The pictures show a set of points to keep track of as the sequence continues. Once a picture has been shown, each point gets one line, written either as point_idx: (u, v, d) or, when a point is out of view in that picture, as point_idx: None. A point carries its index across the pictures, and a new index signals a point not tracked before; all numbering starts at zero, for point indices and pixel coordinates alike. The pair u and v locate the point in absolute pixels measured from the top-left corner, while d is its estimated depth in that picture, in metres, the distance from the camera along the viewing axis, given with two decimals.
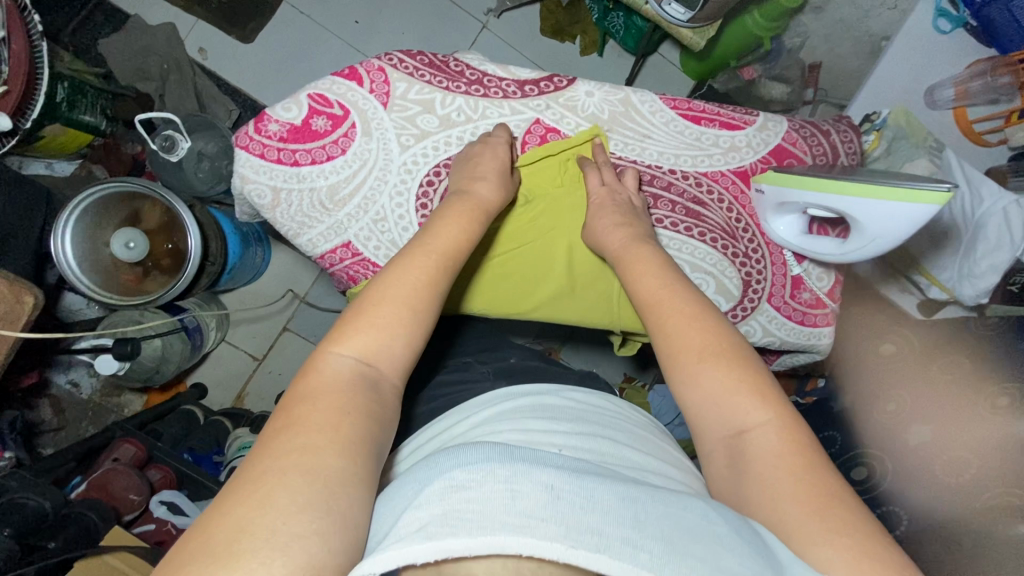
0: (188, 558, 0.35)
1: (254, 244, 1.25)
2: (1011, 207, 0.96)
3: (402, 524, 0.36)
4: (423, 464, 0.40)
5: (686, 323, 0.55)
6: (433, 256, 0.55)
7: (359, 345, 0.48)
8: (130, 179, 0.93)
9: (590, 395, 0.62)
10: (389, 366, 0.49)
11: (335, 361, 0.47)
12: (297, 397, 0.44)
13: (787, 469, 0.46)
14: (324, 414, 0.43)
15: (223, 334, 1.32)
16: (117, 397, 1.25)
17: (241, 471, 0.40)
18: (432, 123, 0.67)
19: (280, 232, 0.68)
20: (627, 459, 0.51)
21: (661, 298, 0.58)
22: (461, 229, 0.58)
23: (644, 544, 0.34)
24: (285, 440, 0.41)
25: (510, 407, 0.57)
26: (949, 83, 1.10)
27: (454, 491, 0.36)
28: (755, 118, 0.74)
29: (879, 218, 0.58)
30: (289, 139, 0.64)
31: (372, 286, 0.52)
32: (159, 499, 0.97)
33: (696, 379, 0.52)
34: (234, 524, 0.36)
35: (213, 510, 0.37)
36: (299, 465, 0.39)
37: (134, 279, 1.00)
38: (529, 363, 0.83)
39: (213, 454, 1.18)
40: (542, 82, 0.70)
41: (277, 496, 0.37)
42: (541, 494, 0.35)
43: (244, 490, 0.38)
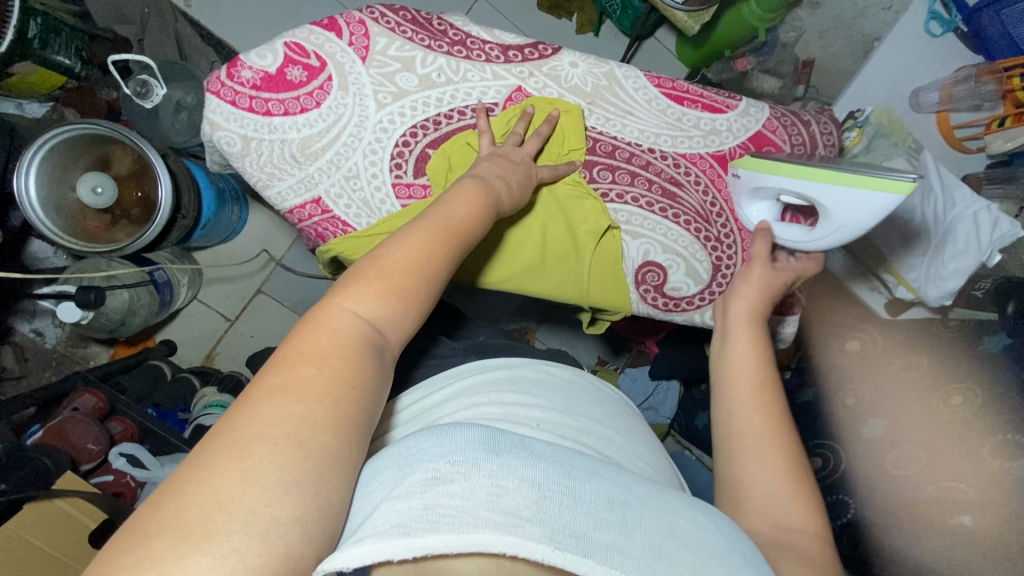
0: (156, 529, 0.32)
1: (230, 201, 1.22)
2: (982, 211, 0.94)
3: (380, 517, 0.35)
4: (404, 452, 0.39)
5: (761, 407, 0.54)
6: (443, 228, 0.51)
7: (373, 307, 0.44)
8: (100, 123, 0.91)
9: (565, 371, 0.63)
10: (395, 332, 0.46)
11: (346, 318, 0.43)
12: (299, 354, 0.40)
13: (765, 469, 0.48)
14: (327, 382, 0.39)
15: (194, 293, 1.30)
16: (82, 348, 1.24)
17: (225, 431, 0.36)
18: (412, 82, 0.65)
19: (249, 182, 0.67)
20: (601, 436, 0.52)
21: (753, 370, 0.58)
22: (468, 207, 0.54)
23: (631, 554, 0.34)
24: (277, 405, 0.37)
25: (494, 380, 0.57)
26: (934, 86, 1.12)
27: (437, 485, 0.35)
28: (738, 103, 0.74)
29: (844, 210, 0.59)
30: (262, 87, 0.62)
31: (391, 241, 0.49)
32: (119, 450, 0.96)
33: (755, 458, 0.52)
34: (211, 497, 0.33)
35: (189, 473, 0.34)
36: (292, 437, 0.36)
37: (101, 227, 0.97)
38: (499, 341, 0.83)
39: (177, 411, 1.19)
40: (527, 48, 0.69)
41: (261, 471, 0.34)
42: (526, 494, 0.35)
43: (230, 457, 0.34)
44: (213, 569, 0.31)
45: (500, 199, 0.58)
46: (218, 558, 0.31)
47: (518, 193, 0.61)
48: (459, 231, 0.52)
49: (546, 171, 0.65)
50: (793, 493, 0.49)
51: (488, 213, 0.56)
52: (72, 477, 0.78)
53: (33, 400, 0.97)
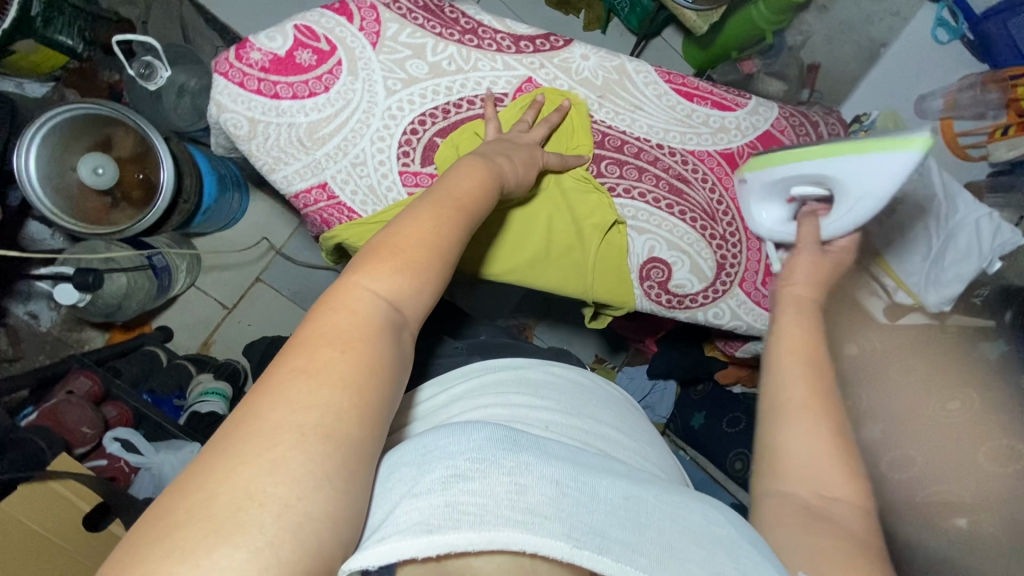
0: (185, 519, 0.31)
1: (231, 188, 1.21)
2: (984, 218, 0.94)
3: (401, 515, 0.35)
4: (421, 450, 0.40)
5: (813, 390, 0.53)
6: (454, 204, 0.49)
7: (390, 286, 0.43)
8: (103, 103, 0.90)
9: (571, 371, 0.63)
10: (415, 314, 0.44)
11: (363, 297, 0.41)
12: (319, 337, 0.39)
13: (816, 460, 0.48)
14: (351, 365, 0.38)
15: (192, 280, 1.29)
16: (77, 332, 1.22)
17: (249, 418, 0.35)
18: (422, 70, 0.65)
19: (255, 166, 0.65)
20: (608, 437, 0.52)
21: (808, 353, 0.56)
22: (482, 184, 0.53)
23: (643, 550, 0.35)
24: (301, 390, 0.36)
25: (499, 380, 0.57)
26: (939, 93, 1.14)
27: (457, 482, 0.35)
28: (746, 101, 0.74)
29: (848, 175, 0.58)
30: (271, 70, 0.61)
31: (407, 216, 0.47)
32: (113, 435, 0.96)
33: (807, 444, 0.51)
34: (242, 488, 0.32)
35: (215, 462, 0.33)
36: (319, 427, 0.35)
37: (101, 208, 0.96)
38: (500, 339, 0.83)
39: (173, 397, 1.19)
40: (539, 39, 0.69)
41: (290, 462, 0.33)
42: (544, 491, 0.36)
43: (257, 446, 0.33)
44: (246, 562, 0.30)
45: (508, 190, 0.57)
46: (251, 552, 0.30)
47: (528, 186, 0.61)
48: (476, 213, 0.51)
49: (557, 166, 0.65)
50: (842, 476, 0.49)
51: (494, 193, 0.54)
52: (68, 459, 0.77)
53: (26, 381, 0.95)
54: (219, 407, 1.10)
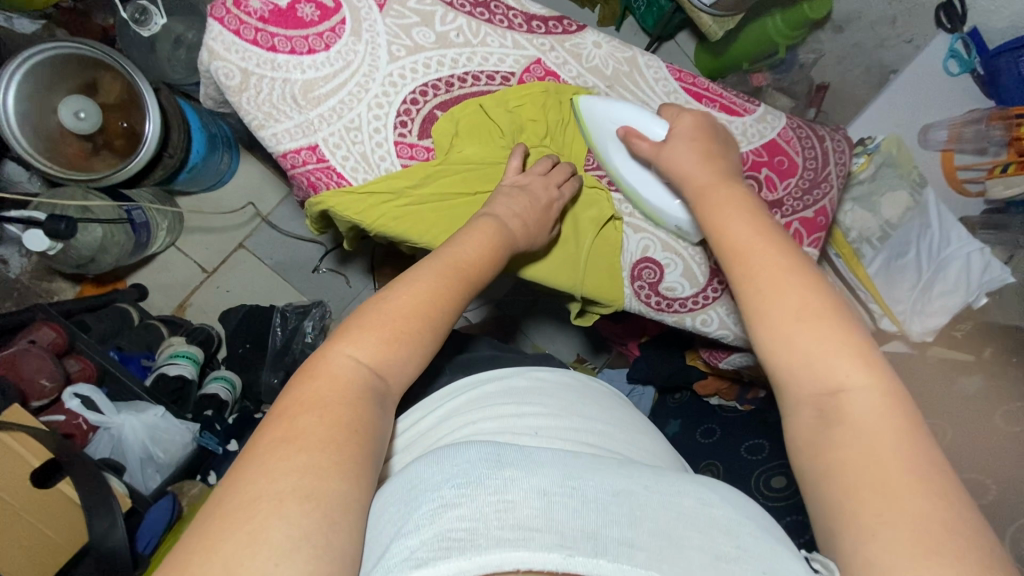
0: None
1: (221, 148, 1.18)
2: (975, 254, 0.93)
3: (393, 555, 0.33)
4: (408, 485, 0.39)
5: (787, 281, 0.47)
6: (454, 268, 0.51)
7: (373, 351, 0.44)
8: (90, 43, 0.86)
9: (558, 374, 0.61)
10: (399, 381, 0.45)
11: (345, 364, 0.42)
12: (301, 403, 0.40)
13: (801, 334, 0.45)
14: (329, 428, 0.38)
15: (173, 238, 1.26)
16: (47, 282, 1.18)
17: (230, 492, 0.35)
18: (428, 39, 0.63)
19: (244, 122, 0.61)
20: (604, 437, 0.51)
21: (755, 247, 0.49)
22: (478, 246, 0.54)
23: (640, 542, 0.34)
24: (279, 459, 0.36)
25: (487, 395, 0.55)
26: (944, 124, 1.13)
27: (444, 513, 0.34)
28: (756, 108, 0.73)
29: (609, 114, 0.64)
30: (270, 21, 0.59)
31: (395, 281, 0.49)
32: (73, 391, 0.92)
33: (793, 351, 0.45)
34: (221, 565, 0.31)
35: (195, 541, 0.33)
36: (298, 490, 0.35)
37: (80, 154, 0.91)
38: (485, 353, 0.77)
39: (141, 357, 1.14)
40: (551, 21, 0.67)
41: (268, 531, 0.33)
42: (533, 503, 0.35)
43: (235, 520, 0.33)
44: None
45: (513, 240, 0.58)
46: None
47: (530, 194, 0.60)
48: (470, 273, 0.52)
49: (557, 170, 0.64)
50: (830, 340, 0.44)
51: (501, 254, 0.56)
52: (21, 411, 0.73)
53: None
54: (189, 371, 1.08)
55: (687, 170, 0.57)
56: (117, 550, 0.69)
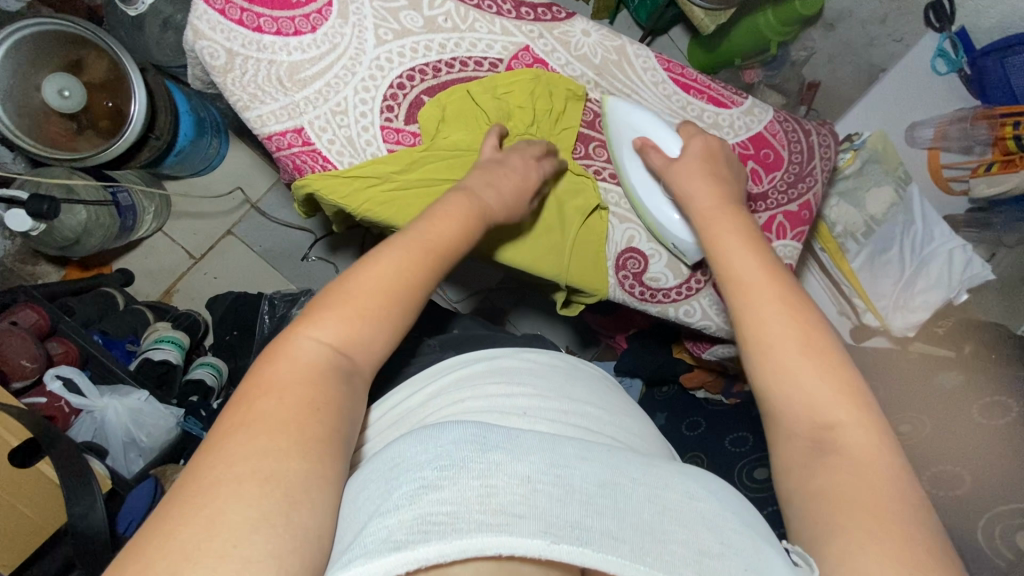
0: None
1: (209, 133, 1.17)
2: (957, 250, 0.96)
3: (370, 533, 0.33)
4: (390, 463, 0.39)
5: (795, 312, 0.47)
6: (423, 246, 0.49)
7: (334, 331, 0.44)
8: (76, 21, 0.85)
9: (545, 355, 0.61)
10: (365, 359, 0.45)
11: (307, 346, 0.42)
12: (263, 387, 0.40)
13: (810, 363, 0.45)
14: (291, 411, 0.38)
15: (159, 224, 1.25)
16: (31, 265, 1.17)
17: (190, 476, 0.34)
18: (416, 22, 0.62)
19: (229, 104, 0.61)
20: (591, 421, 0.51)
21: (765, 279, 0.50)
22: (452, 224, 0.52)
23: (623, 535, 0.34)
24: (236, 444, 0.36)
25: (473, 375, 0.55)
26: (931, 122, 1.13)
27: (424, 494, 0.34)
28: (743, 101, 0.73)
29: (631, 119, 0.65)
30: (256, 1, 0.58)
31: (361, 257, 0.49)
32: (56, 372, 0.91)
33: (794, 377, 0.45)
34: (178, 550, 0.31)
35: (152, 531, 0.32)
36: (257, 473, 0.35)
37: (65, 134, 0.90)
38: (475, 333, 0.79)
39: (126, 342, 1.14)
40: (540, 9, 0.67)
41: (230, 513, 0.32)
42: (517, 486, 0.35)
43: (190, 504, 0.33)
44: None
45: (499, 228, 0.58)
46: None
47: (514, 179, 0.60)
48: (436, 249, 0.50)
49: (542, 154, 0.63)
50: (833, 375, 0.45)
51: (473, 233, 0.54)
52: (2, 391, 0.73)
53: None
54: (174, 356, 1.07)
55: (692, 193, 0.59)
56: (97, 529, 0.68)
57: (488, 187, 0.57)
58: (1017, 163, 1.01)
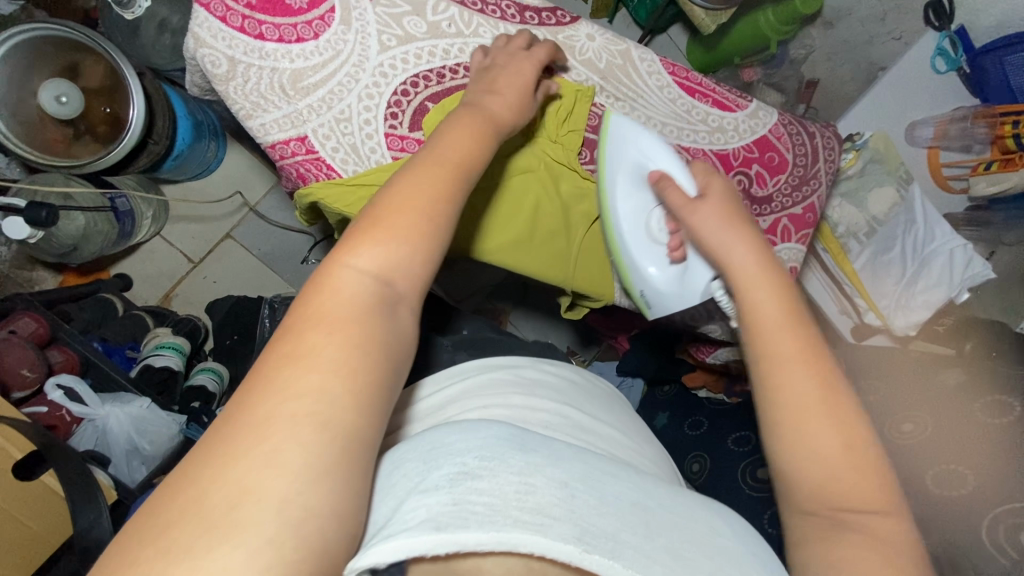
0: (181, 517, 0.30)
1: (207, 136, 1.16)
2: (958, 249, 0.96)
3: (408, 511, 0.34)
4: (428, 447, 0.39)
5: (821, 388, 0.44)
6: (451, 168, 0.45)
7: (375, 259, 0.40)
8: (73, 26, 0.84)
9: (563, 369, 0.62)
10: (410, 284, 0.41)
11: (349, 276, 0.39)
12: (307, 320, 0.37)
13: (832, 442, 0.43)
14: (339, 350, 0.36)
15: (157, 229, 1.24)
16: (27, 271, 1.15)
17: (244, 408, 0.34)
18: (419, 28, 0.62)
19: (231, 112, 0.60)
20: (610, 439, 0.52)
21: (794, 351, 0.45)
22: (466, 141, 0.48)
23: (655, 556, 0.34)
24: (286, 378, 0.34)
25: (499, 377, 0.56)
26: (931, 121, 1.12)
27: (467, 481, 0.35)
28: (747, 104, 0.73)
29: (644, 147, 0.62)
30: (257, 8, 0.58)
31: (394, 178, 0.44)
32: (56, 381, 0.91)
33: (816, 457, 0.43)
34: (235, 485, 0.31)
35: (205, 462, 0.32)
36: (313, 415, 0.33)
37: (62, 140, 0.89)
38: (485, 334, 0.79)
39: (126, 348, 1.13)
40: (544, 13, 0.67)
41: (284, 453, 0.32)
42: (554, 492, 0.35)
43: (247, 439, 0.32)
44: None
45: None
46: None
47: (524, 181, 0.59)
48: (466, 174, 0.47)
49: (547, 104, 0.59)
50: (855, 462, 0.43)
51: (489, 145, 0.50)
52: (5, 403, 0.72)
53: None
54: (175, 362, 1.07)
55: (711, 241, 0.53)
56: (104, 538, 0.67)
57: (512, 123, 0.54)
58: (1017, 162, 1.01)
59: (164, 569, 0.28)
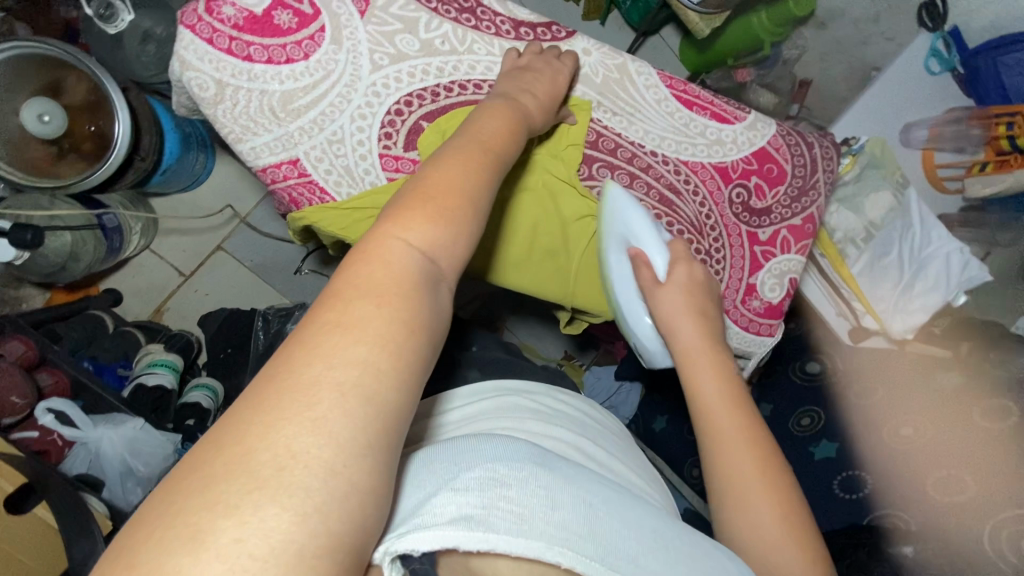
0: (226, 472, 0.28)
1: (195, 147, 1.14)
2: (955, 253, 0.97)
3: (438, 506, 0.35)
4: (456, 448, 0.40)
5: (758, 466, 0.51)
6: (488, 160, 0.45)
7: (426, 236, 0.39)
8: (52, 43, 0.82)
9: (580, 402, 0.65)
10: (454, 267, 0.40)
11: (398, 248, 0.37)
12: (353, 288, 0.35)
13: (770, 515, 0.49)
14: (386, 323, 0.34)
15: (146, 243, 1.21)
16: (14, 289, 1.11)
17: (287, 369, 0.32)
18: (412, 46, 0.60)
19: (220, 135, 0.59)
20: (620, 476, 0.54)
21: (735, 432, 0.53)
22: (500, 132, 0.49)
23: None
24: (335, 342, 0.33)
25: (516, 404, 0.58)
26: (925, 123, 1.09)
27: (496, 487, 0.36)
28: (746, 115, 0.72)
29: (627, 217, 0.64)
30: (245, 29, 0.56)
31: (438, 161, 0.44)
32: (46, 406, 0.89)
33: (755, 529, 0.49)
34: (282, 445, 0.29)
35: (249, 420, 0.30)
36: (358, 386, 0.31)
37: (46, 159, 0.87)
38: (495, 354, 0.79)
39: (117, 366, 1.11)
40: (540, 28, 0.65)
41: (332, 420, 0.30)
42: (577, 510, 0.37)
43: (295, 399, 0.30)
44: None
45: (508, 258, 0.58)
46: None
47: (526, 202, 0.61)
48: (503, 162, 0.47)
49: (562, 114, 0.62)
50: (791, 534, 0.48)
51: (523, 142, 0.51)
52: None
53: None
54: (169, 381, 1.06)
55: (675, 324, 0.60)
56: None
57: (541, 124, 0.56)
58: (1012, 164, 1.00)
59: (211, 524, 0.26)
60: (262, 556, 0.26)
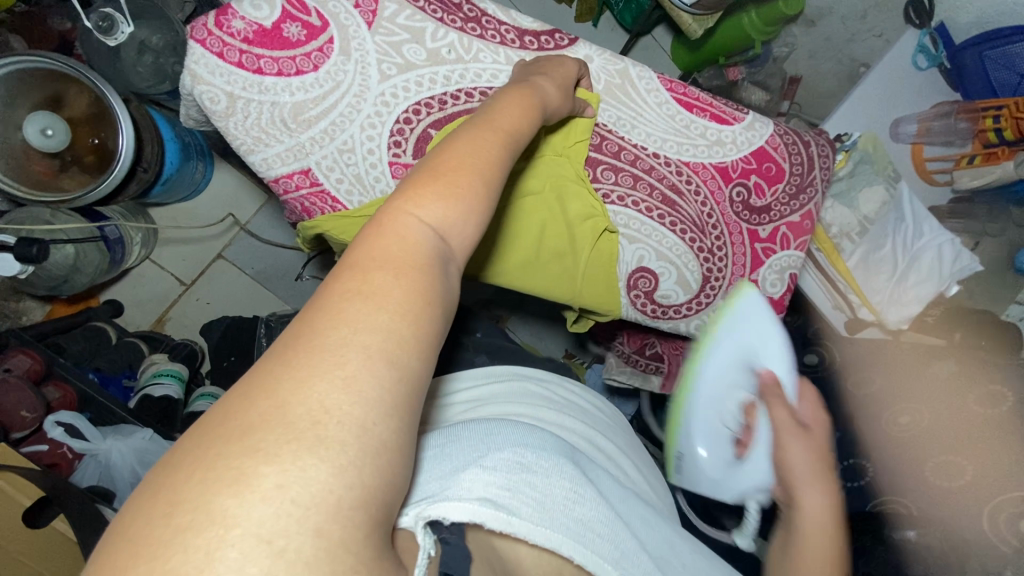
0: (259, 423, 0.27)
1: (194, 157, 1.14)
2: (946, 245, 0.99)
3: (467, 480, 0.36)
4: (481, 436, 0.43)
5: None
6: (502, 138, 0.43)
7: (443, 214, 0.37)
8: (52, 56, 0.80)
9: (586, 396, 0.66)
10: (464, 249, 0.38)
11: (412, 226, 0.36)
12: (368, 258, 0.33)
13: None
14: (405, 293, 0.32)
15: (146, 253, 1.21)
16: (14, 302, 1.11)
17: (310, 331, 0.30)
18: (419, 56, 0.61)
19: (230, 146, 0.60)
20: (628, 472, 0.57)
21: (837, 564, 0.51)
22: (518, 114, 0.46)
23: None
24: (357, 309, 0.31)
25: (530, 389, 0.60)
26: (913, 117, 1.12)
27: (524, 472, 0.39)
28: (744, 116, 0.73)
29: None
30: (255, 42, 0.57)
31: (455, 132, 0.42)
32: (55, 419, 0.89)
33: None
34: (315, 402, 0.28)
35: (279, 374, 0.28)
36: (382, 350, 0.30)
37: (49, 172, 0.87)
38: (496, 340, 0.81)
39: (122, 377, 1.12)
40: (543, 36, 0.66)
41: (361, 381, 0.29)
42: (598, 510, 0.41)
43: (320, 359, 0.29)
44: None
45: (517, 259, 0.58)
46: None
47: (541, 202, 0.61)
48: (516, 141, 0.44)
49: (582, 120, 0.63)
50: None
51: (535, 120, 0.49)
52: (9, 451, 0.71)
53: None
54: (174, 391, 1.05)
55: None
56: None
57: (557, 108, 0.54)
58: (1000, 156, 1.04)
59: (252, 470, 0.25)
60: (303, 503, 0.26)
